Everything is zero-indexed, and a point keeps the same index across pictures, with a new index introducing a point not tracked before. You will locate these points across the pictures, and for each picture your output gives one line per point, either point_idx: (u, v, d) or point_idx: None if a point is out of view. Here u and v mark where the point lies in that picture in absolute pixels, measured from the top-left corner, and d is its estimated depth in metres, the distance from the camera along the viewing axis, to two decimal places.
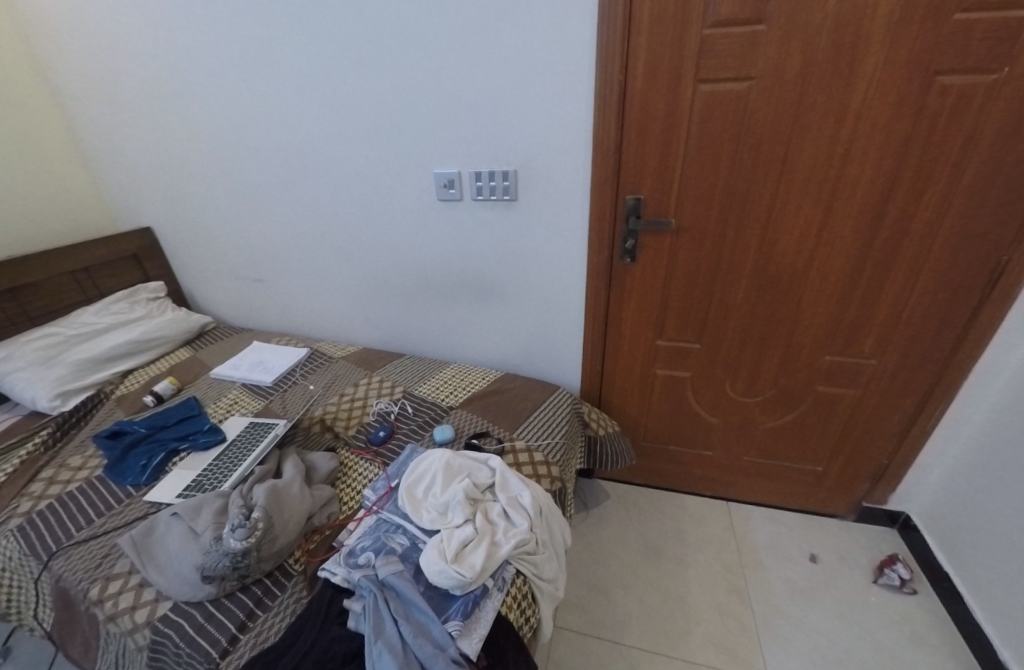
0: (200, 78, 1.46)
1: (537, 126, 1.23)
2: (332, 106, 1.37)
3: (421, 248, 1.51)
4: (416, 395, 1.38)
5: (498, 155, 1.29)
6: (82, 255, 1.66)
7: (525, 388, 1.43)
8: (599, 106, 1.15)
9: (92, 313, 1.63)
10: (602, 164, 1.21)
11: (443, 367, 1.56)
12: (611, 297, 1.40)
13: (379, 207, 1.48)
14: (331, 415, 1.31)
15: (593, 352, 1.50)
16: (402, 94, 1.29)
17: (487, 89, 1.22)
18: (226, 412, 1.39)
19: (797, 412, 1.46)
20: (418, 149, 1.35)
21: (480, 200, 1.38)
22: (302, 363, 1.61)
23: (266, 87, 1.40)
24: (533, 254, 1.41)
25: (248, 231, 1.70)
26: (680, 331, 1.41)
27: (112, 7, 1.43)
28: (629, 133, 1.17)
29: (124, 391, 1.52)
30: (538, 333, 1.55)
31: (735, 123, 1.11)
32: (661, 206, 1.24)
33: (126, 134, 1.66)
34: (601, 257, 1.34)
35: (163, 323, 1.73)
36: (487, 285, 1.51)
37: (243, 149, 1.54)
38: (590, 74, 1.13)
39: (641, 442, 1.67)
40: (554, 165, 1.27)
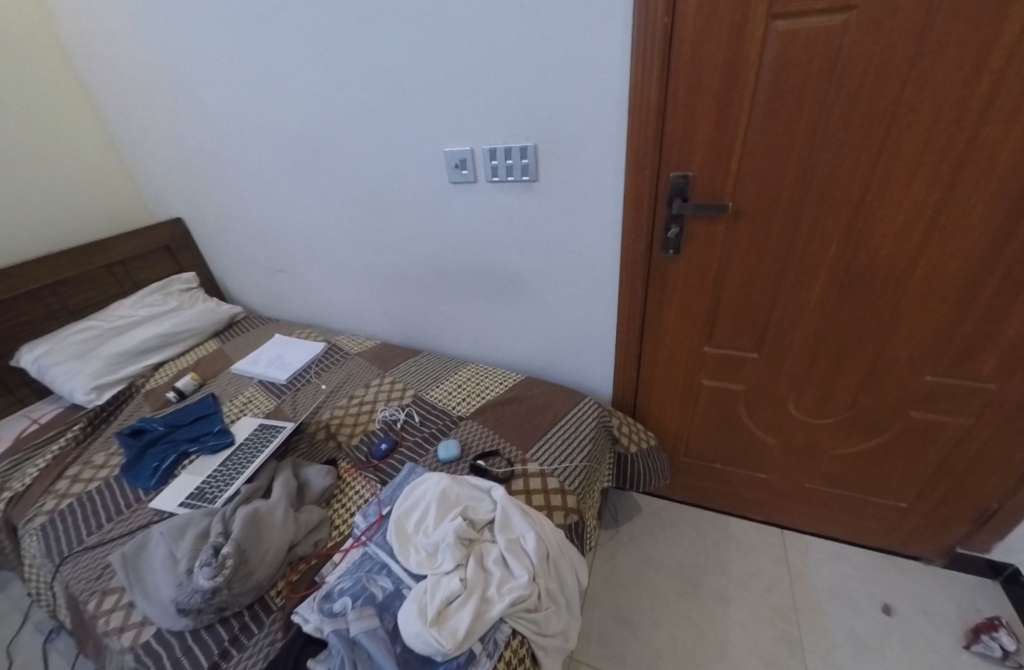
0: (204, 57, 1.37)
1: (558, 93, 1.01)
2: (334, 79, 1.22)
3: (436, 238, 1.37)
4: (426, 402, 1.27)
5: (513, 130, 1.09)
6: (116, 249, 1.70)
7: (546, 397, 1.27)
8: (638, 59, 0.91)
9: (127, 305, 1.68)
10: (638, 136, 0.98)
11: (459, 367, 1.43)
12: (649, 296, 1.19)
13: (390, 192, 1.35)
14: (337, 420, 1.24)
15: (626, 357, 1.31)
16: (405, 59, 1.11)
17: (498, 50, 1.02)
18: (239, 412, 1.38)
19: (880, 439, 1.19)
20: (426, 126, 1.18)
21: (496, 182, 1.19)
22: (318, 358, 1.56)
23: (267, 62, 1.28)
24: (556, 246, 1.23)
25: (267, 219, 1.64)
26: (733, 338, 1.17)
27: None
28: (676, 93, 0.92)
29: (153, 384, 1.57)
30: (563, 335, 1.38)
31: (823, 72, 0.83)
32: (716, 186, 0.99)
33: (147, 122, 1.63)
34: (637, 249, 1.12)
35: (192, 315, 1.76)
36: (506, 279, 1.35)
37: (253, 133, 1.45)
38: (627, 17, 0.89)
39: (681, 455, 1.47)
40: (579, 140, 1.05)
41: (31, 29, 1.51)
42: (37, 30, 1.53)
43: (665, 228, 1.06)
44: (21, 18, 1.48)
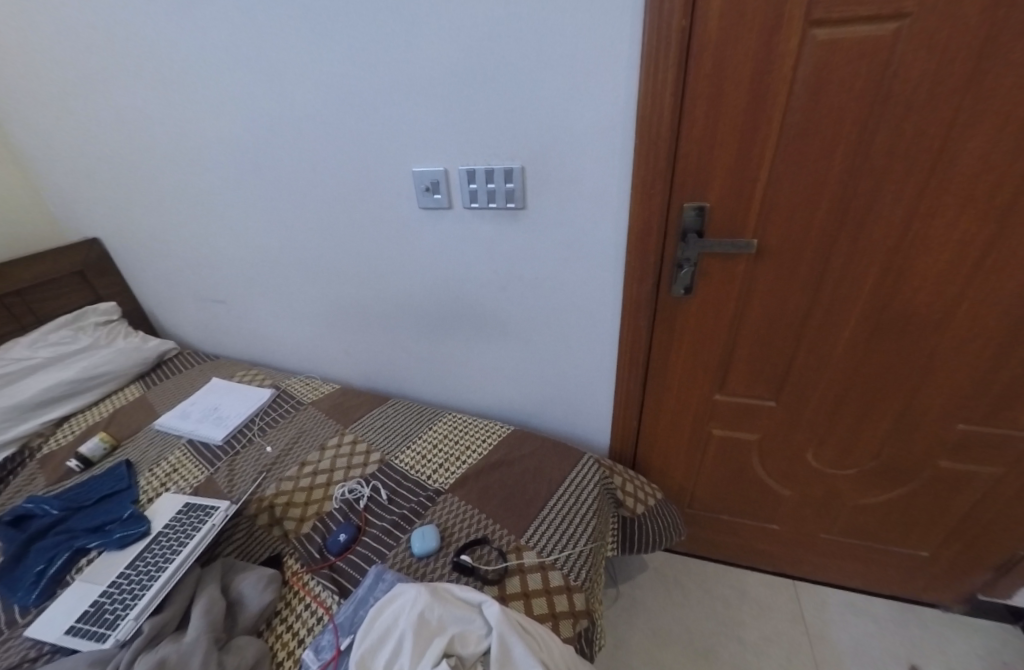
0: (110, 50, 1.10)
1: (550, 106, 0.85)
2: (273, 82, 1.00)
3: (404, 271, 1.16)
4: (394, 472, 1.05)
5: (496, 149, 0.92)
6: (7, 276, 1.33)
7: (538, 458, 1.09)
8: (648, 69, 0.75)
9: (24, 345, 1.33)
10: (647, 160, 0.82)
11: (435, 419, 1.22)
12: (654, 339, 1.04)
13: (347, 218, 1.13)
14: (283, 499, 1.01)
15: (626, 405, 1.16)
16: (363, 61, 0.91)
17: (477, 54, 0.84)
18: (160, 488, 1.08)
19: (904, 489, 1.08)
20: (390, 141, 0.98)
21: (474, 209, 1.00)
22: (264, 409, 1.28)
23: (188, 58, 1.05)
24: (547, 282, 1.05)
25: (196, 245, 1.37)
26: (747, 386, 1.04)
27: None
28: (692, 110, 0.77)
29: (52, 447, 1.22)
30: (554, 378, 1.21)
31: (865, 93, 0.70)
32: (735, 220, 0.85)
33: (43, 127, 1.33)
34: (643, 289, 0.96)
35: (110, 355, 1.41)
36: (487, 319, 1.16)
37: (175, 144, 1.20)
38: (637, 19, 0.73)
39: (685, 506, 1.32)
40: (574, 163, 0.89)
41: None
42: None
43: (676, 266, 0.91)
44: None
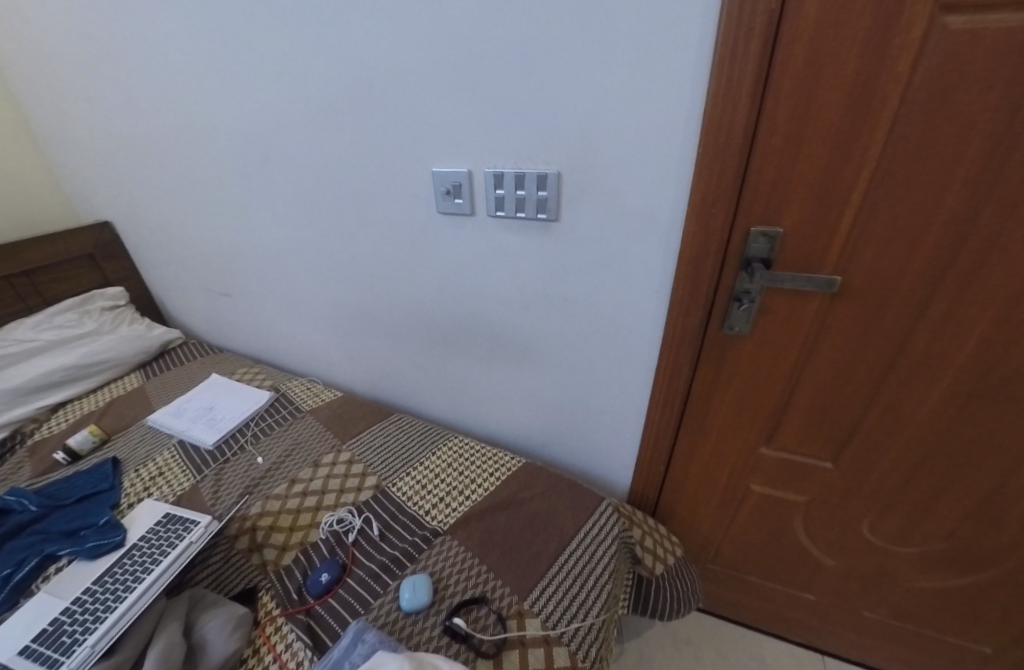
0: (121, 23, 1.03)
1: (597, 103, 0.72)
2: (288, 64, 0.90)
3: (417, 280, 1.06)
4: (389, 503, 0.95)
5: (529, 150, 0.80)
6: (16, 257, 1.31)
7: (550, 501, 0.97)
8: (723, 60, 0.61)
9: (28, 326, 1.29)
10: (710, 173, 0.68)
11: (440, 442, 1.12)
12: (695, 379, 0.90)
13: (359, 219, 1.03)
14: (267, 523, 0.92)
15: (654, 446, 1.03)
16: (383, 44, 0.80)
17: (514, 39, 0.72)
18: (141, 494, 1.00)
19: (976, 579, 0.92)
20: (410, 137, 0.87)
21: (500, 218, 0.89)
22: (260, 413, 1.20)
23: (199, 35, 0.96)
24: (574, 305, 0.93)
25: (205, 234, 1.30)
26: (799, 441, 0.90)
27: None
28: (773, 115, 0.63)
29: (42, 435, 1.16)
30: (574, 408, 1.09)
31: (1004, 103, 0.55)
32: (812, 250, 0.71)
33: (59, 102, 1.27)
34: (690, 322, 0.83)
35: (112, 342, 1.37)
36: (504, 338, 1.05)
37: (185, 127, 1.12)
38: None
39: (708, 561, 1.18)
40: (621, 171, 0.76)
41: None
42: None
43: (733, 299, 0.78)
44: None
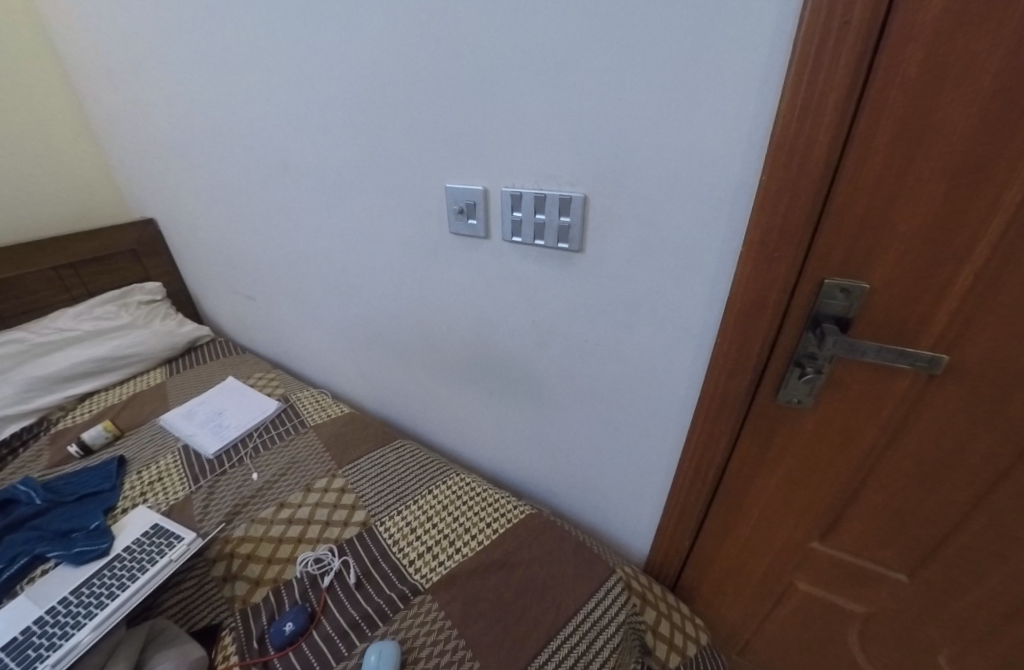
0: (161, 32, 1.05)
1: (633, 117, 0.60)
2: (304, 69, 0.85)
3: (428, 302, 0.99)
4: (373, 545, 0.87)
5: (550, 171, 0.69)
6: (66, 249, 1.42)
7: (549, 568, 0.86)
8: (806, 67, 0.47)
9: (69, 316, 1.38)
10: (776, 207, 0.54)
11: (440, 478, 1.03)
12: (737, 446, 0.77)
13: (370, 234, 0.97)
14: (247, 550, 0.87)
15: (682, 514, 0.89)
16: (393, 48, 0.73)
17: (536, 44, 0.62)
18: (137, 499, 0.99)
19: None
20: (422, 152, 0.80)
21: (516, 244, 0.79)
22: (266, 423, 1.18)
23: (225, 42, 0.94)
24: (594, 346, 0.82)
25: (234, 238, 1.31)
26: (864, 536, 0.74)
27: None
28: (867, 140, 0.49)
29: (66, 424, 1.22)
30: (590, 457, 0.97)
31: None
32: (907, 312, 0.56)
33: (116, 105, 1.34)
34: (736, 383, 0.69)
35: (142, 336, 1.43)
36: (517, 373, 0.95)
37: (213, 132, 1.12)
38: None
39: (735, 649, 1.02)
40: (662, 198, 0.63)
41: None
42: None
43: (794, 363, 0.63)
44: None
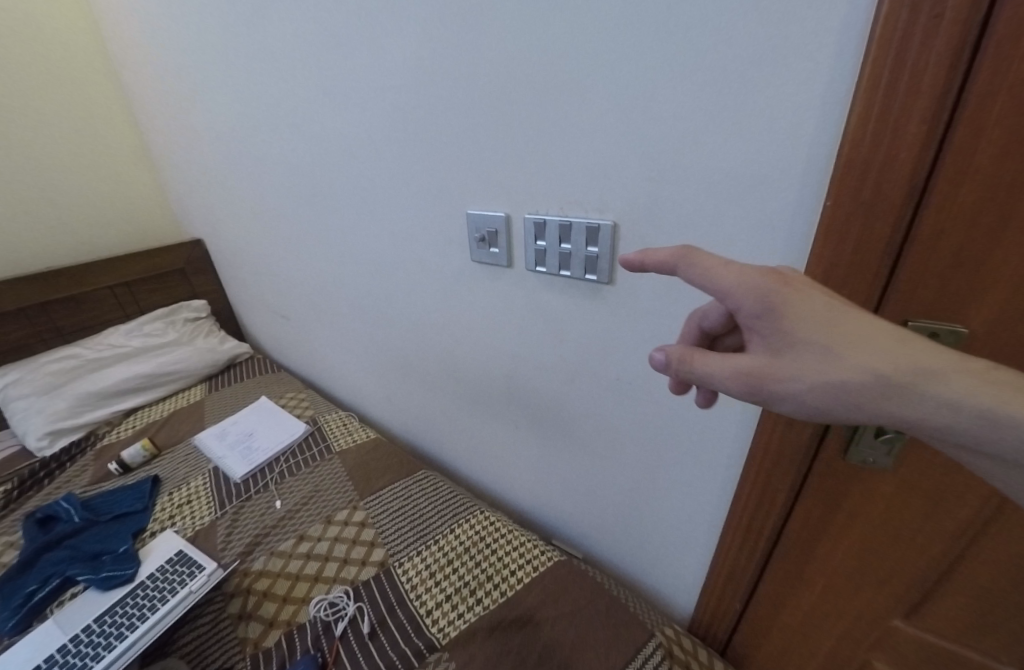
0: (206, 65, 1.09)
1: (671, 137, 0.53)
2: (332, 96, 0.84)
3: (452, 330, 0.94)
4: (390, 590, 0.83)
5: (580, 197, 0.63)
6: (121, 269, 1.49)
7: (579, 628, 0.77)
8: (882, 75, 0.40)
9: (121, 333, 1.45)
10: (846, 238, 0.46)
11: (463, 515, 0.97)
12: (795, 507, 0.67)
13: (394, 259, 0.95)
14: (264, 587, 0.85)
15: (731, 574, 0.79)
16: (413, 70, 0.70)
17: (562, 60, 0.56)
18: (166, 521, 0.99)
19: None
20: (445, 176, 0.76)
21: (543, 274, 0.73)
22: (292, 448, 1.17)
23: (261, 71, 0.95)
24: (629, 385, 0.74)
25: (270, 261, 1.34)
26: (965, 614, 0.63)
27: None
28: (964, 159, 0.41)
29: (110, 439, 1.26)
30: (624, 502, 0.89)
31: None
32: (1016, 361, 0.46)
33: (169, 134, 1.41)
34: (794, 436, 0.60)
35: (185, 354, 1.48)
36: (544, 408, 0.89)
37: (251, 158, 1.14)
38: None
39: None
40: (705, 226, 0.56)
41: (64, 33, 1.41)
42: (70, 34, 1.42)
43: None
44: (52, 23, 1.39)
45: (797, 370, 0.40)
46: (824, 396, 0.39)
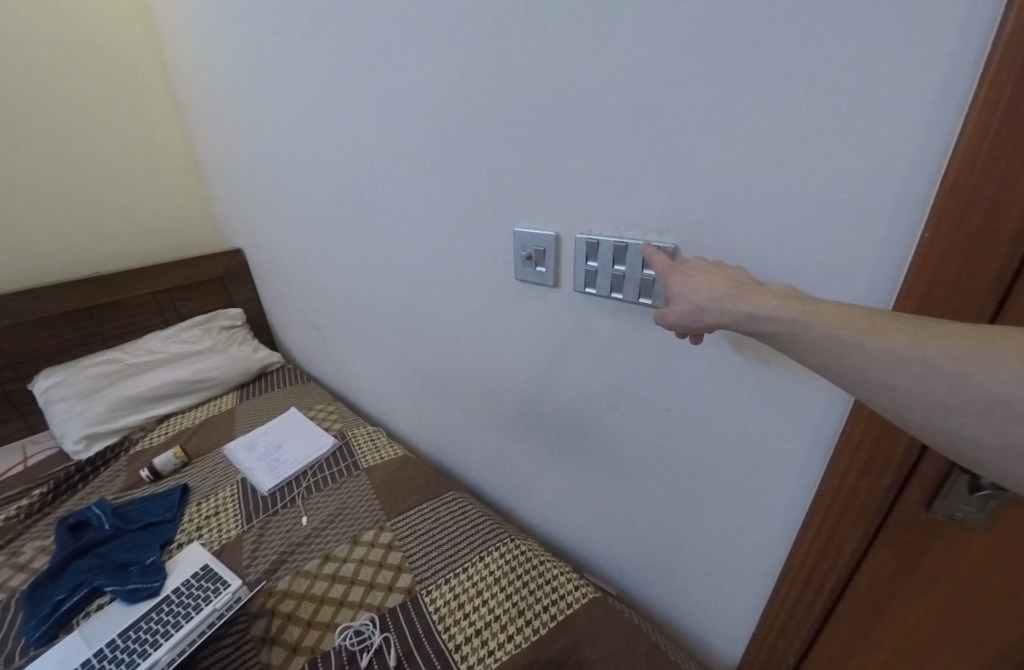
0: (261, 81, 1.12)
1: (744, 156, 0.49)
2: (382, 111, 0.84)
3: (489, 349, 0.92)
4: (418, 620, 0.79)
5: (638, 217, 0.60)
6: (164, 276, 1.53)
7: None
8: (1001, 96, 0.36)
9: (160, 339, 1.48)
10: (945, 273, 0.42)
11: (494, 542, 0.93)
12: (865, 559, 0.61)
13: (434, 275, 0.93)
14: (288, 609, 0.82)
15: (785, 627, 0.72)
16: (469, 86, 0.69)
17: (627, 76, 0.54)
18: (194, 532, 0.99)
19: None
20: (494, 193, 0.74)
21: (591, 296, 0.70)
22: (321, 462, 1.15)
23: (314, 86, 0.97)
24: (679, 417, 0.70)
25: (307, 272, 1.35)
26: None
27: (198, 8, 1.22)
28: None
29: (143, 445, 1.28)
30: (666, 540, 0.83)
31: None
32: None
33: (220, 147, 1.46)
34: (868, 483, 0.55)
35: (219, 361, 1.49)
36: (583, 434, 0.85)
37: (297, 171, 1.16)
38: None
39: None
40: (778, 252, 0.51)
41: (129, 52, 1.49)
42: (135, 54, 1.50)
43: (960, 469, 0.50)
44: (119, 43, 1.47)
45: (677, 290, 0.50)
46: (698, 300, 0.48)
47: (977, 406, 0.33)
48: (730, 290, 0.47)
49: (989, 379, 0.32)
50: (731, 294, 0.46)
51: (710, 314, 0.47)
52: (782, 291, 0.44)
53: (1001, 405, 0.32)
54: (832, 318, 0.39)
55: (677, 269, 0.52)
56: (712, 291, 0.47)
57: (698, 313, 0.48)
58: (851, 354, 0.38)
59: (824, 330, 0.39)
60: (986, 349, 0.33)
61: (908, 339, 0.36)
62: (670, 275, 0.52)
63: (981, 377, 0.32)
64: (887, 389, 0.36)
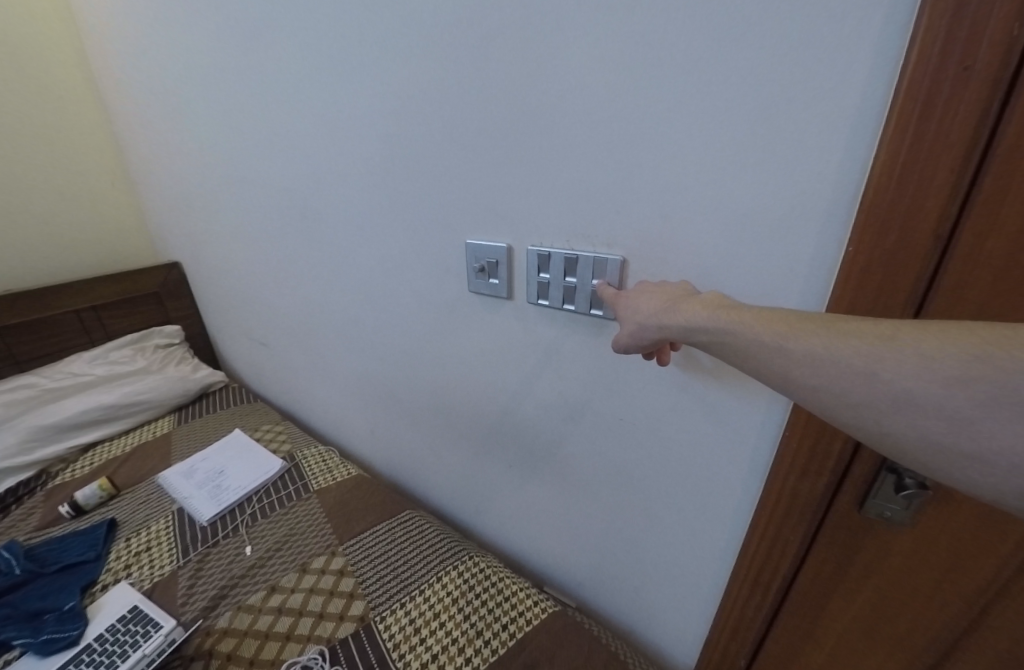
0: (197, 87, 1.07)
1: (684, 175, 0.52)
2: (325, 121, 0.82)
3: (443, 362, 0.90)
4: (372, 649, 0.75)
5: (584, 230, 0.61)
6: (91, 292, 1.41)
7: None
8: (909, 126, 0.39)
9: (85, 360, 1.36)
10: (869, 287, 0.45)
11: (452, 561, 0.91)
12: (808, 559, 0.64)
13: (384, 288, 0.91)
14: (228, 648, 0.76)
15: (736, 629, 0.74)
16: (415, 99, 0.68)
17: (568, 96, 0.56)
18: (121, 572, 0.90)
19: None
20: (440, 204, 0.73)
21: (542, 307, 0.70)
22: (267, 487, 1.09)
23: (253, 93, 0.93)
24: (632, 425, 0.71)
25: (252, 286, 1.28)
26: None
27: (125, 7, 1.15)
28: (992, 208, 0.40)
29: (64, 479, 1.16)
30: (623, 549, 0.84)
31: None
32: None
33: (153, 154, 1.38)
34: (807, 485, 0.57)
35: (155, 382, 1.39)
36: (540, 446, 0.85)
37: (237, 181, 1.11)
38: (897, 37, 0.39)
39: None
40: (717, 265, 0.54)
41: (49, 53, 1.39)
42: (57, 55, 1.40)
43: (887, 470, 0.53)
44: (39, 43, 1.36)
45: (631, 312, 0.52)
46: (648, 321, 0.50)
47: (890, 401, 0.34)
48: (664, 304, 0.49)
49: (897, 377, 0.34)
50: (664, 309, 0.49)
51: (652, 330, 0.50)
52: (710, 299, 0.46)
53: (913, 399, 0.33)
54: (756, 328, 0.41)
55: (622, 294, 0.55)
56: (649, 307, 0.50)
57: (641, 331, 0.51)
58: (768, 353, 0.40)
59: (749, 335, 0.41)
60: (897, 338, 0.34)
61: (825, 341, 0.37)
62: (617, 301, 0.56)
63: (892, 377, 0.34)
64: (808, 393, 0.38)
